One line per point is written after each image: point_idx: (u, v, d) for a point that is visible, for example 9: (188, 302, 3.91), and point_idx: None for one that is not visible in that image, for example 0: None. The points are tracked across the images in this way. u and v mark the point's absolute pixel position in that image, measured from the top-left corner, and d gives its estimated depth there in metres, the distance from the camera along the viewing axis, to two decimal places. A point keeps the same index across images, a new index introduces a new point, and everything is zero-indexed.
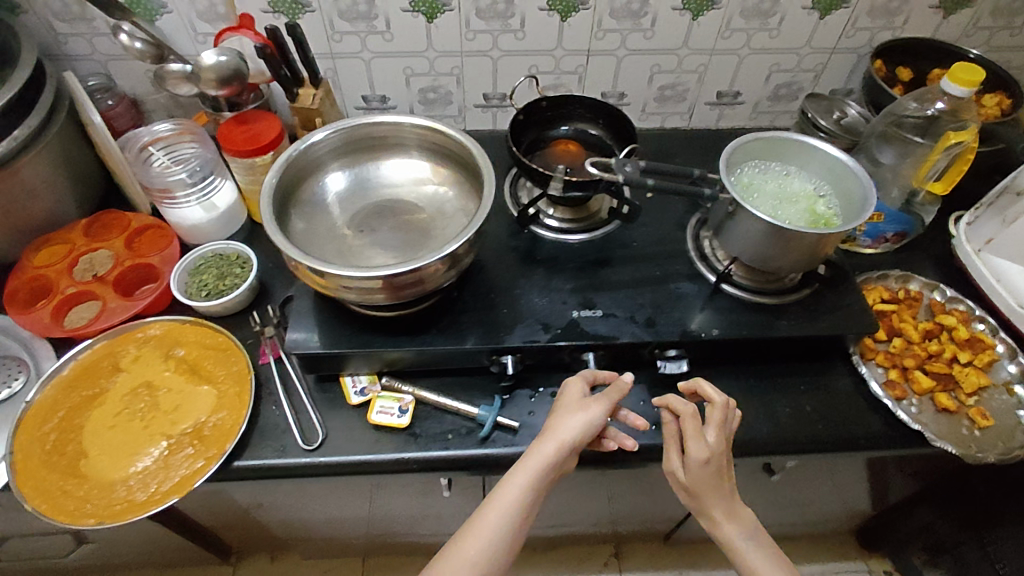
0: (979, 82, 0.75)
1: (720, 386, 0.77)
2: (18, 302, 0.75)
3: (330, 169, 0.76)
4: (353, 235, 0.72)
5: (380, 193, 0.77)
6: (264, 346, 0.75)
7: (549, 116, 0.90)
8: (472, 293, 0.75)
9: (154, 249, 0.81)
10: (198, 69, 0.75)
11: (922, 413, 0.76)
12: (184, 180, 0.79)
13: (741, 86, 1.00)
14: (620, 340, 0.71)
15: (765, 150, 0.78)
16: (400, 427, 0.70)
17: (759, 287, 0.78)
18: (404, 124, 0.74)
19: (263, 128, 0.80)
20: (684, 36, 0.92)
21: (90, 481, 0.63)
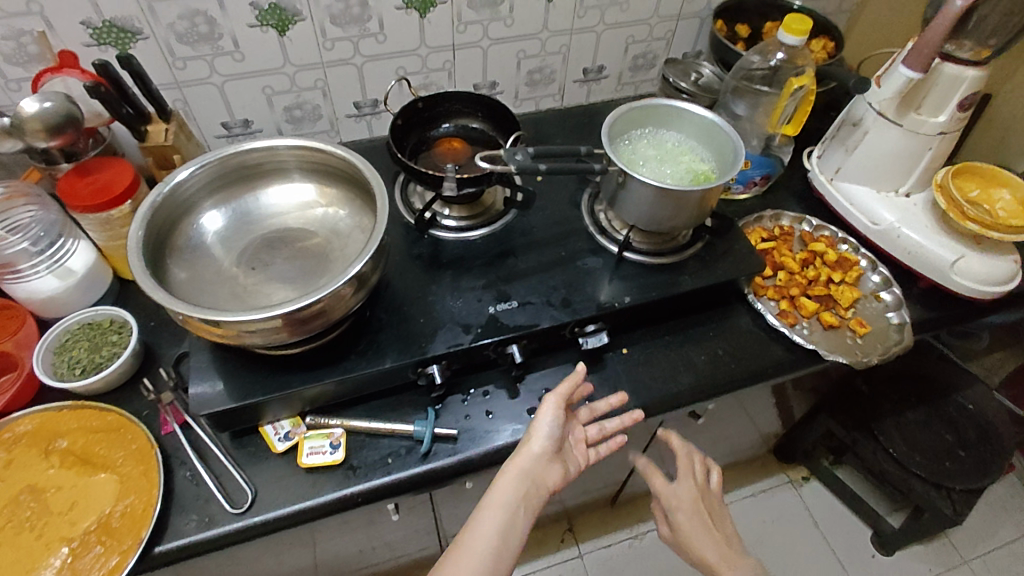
0: (808, 31, 0.81)
1: (639, 350, 0.79)
2: None
3: (203, 208, 0.69)
4: (244, 274, 0.67)
5: (266, 224, 0.71)
6: (165, 414, 0.67)
7: (429, 115, 0.86)
8: (385, 310, 0.72)
9: (4, 334, 0.70)
10: (20, 121, 0.66)
11: (813, 334, 0.83)
12: (27, 249, 0.69)
13: (604, 60, 1.04)
14: (541, 325, 0.71)
15: (641, 117, 0.81)
16: (336, 464, 0.66)
17: (657, 249, 0.80)
18: (277, 146, 0.70)
19: (112, 176, 0.71)
20: (542, 20, 0.93)
21: None
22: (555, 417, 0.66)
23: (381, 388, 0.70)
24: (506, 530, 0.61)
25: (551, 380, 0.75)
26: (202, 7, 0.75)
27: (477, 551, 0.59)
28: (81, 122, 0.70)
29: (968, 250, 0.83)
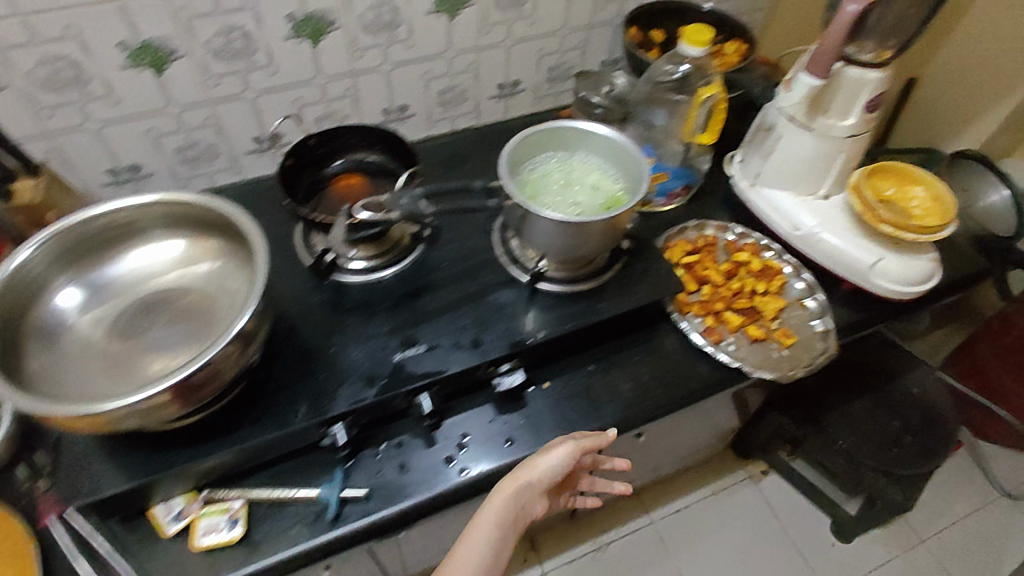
0: (708, 41, 0.82)
1: (562, 381, 0.77)
2: None
3: (59, 284, 0.65)
4: (116, 347, 0.63)
5: (136, 290, 0.68)
6: (43, 505, 0.60)
7: (322, 153, 0.82)
8: (284, 365, 0.68)
9: None
10: None
11: (739, 349, 0.81)
12: None
13: (517, 75, 1.00)
14: (450, 370, 0.67)
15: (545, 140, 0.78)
16: (234, 541, 0.62)
17: (573, 275, 0.78)
18: (133, 205, 0.66)
19: None
20: (446, 38, 0.89)
21: None
22: (566, 458, 0.65)
23: (284, 453, 0.66)
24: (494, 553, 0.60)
25: (470, 426, 0.71)
26: (64, 51, 0.69)
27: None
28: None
29: (886, 251, 0.83)
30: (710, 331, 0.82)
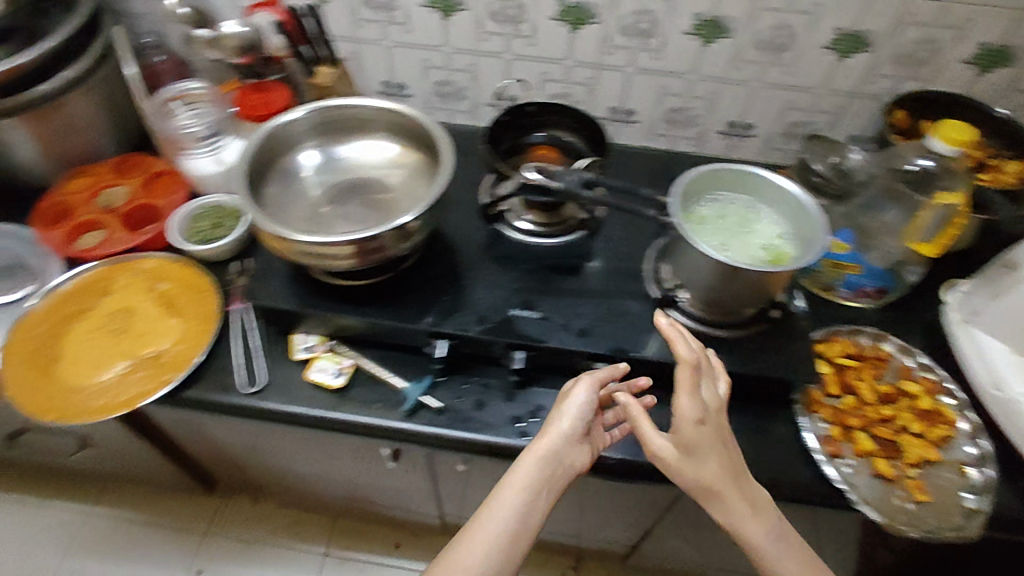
0: (967, 140, 0.77)
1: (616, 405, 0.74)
2: (45, 219, 0.88)
3: (306, 145, 0.84)
4: (327, 206, 0.80)
5: (348, 171, 0.84)
6: (235, 294, 0.82)
7: (530, 122, 0.91)
8: (422, 276, 0.78)
9: (163, 194, 0.91)
10: (220, 37, 0.83)
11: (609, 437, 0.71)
12: (196, 134, 0.87)
13: (634, 105, 1.00)
14: (551, 343, 0.71)
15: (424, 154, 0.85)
16: (333, 387, 0.74)
17: (710, 317, 0.73)
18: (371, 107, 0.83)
19: (273, 97, 0.89)
20: (567, 47, 0.93)
21: (55, 381, 0.75)
22: (586, 396, 0.67)
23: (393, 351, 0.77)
24: (525, 512, 0.62)
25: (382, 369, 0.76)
26: None
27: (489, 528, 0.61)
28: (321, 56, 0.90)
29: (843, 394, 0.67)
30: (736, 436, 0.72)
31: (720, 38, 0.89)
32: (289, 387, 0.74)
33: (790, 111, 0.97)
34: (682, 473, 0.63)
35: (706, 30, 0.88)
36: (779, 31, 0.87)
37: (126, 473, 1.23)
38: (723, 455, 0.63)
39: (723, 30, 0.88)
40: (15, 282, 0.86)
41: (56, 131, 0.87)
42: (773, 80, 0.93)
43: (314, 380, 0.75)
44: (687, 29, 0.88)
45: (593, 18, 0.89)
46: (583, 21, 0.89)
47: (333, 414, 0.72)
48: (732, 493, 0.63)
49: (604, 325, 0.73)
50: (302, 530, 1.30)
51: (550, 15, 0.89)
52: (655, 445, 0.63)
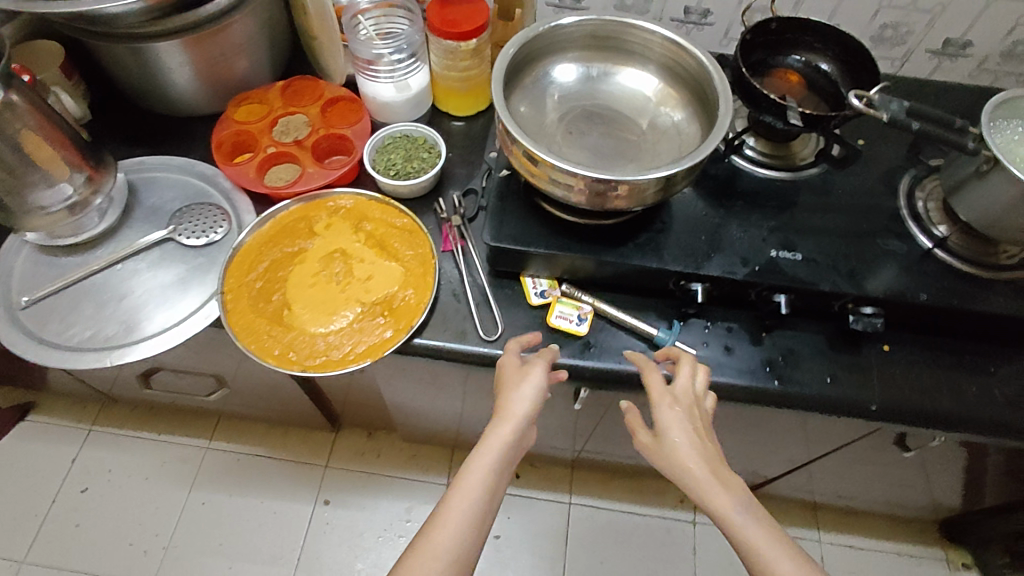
0: None
1: (718, 323, 0.73)
2: (225, 152, 0.80)
3: (558, 61, 0.73)
4: (565, 135, 0.70)
5: (600, 101, 0.73)
6: (448, 234, 0.77)
7: (776, 41, 0.77)
8: (672, 216, 0.72)
9: (346, 122, 0.83)
10: None
11: (718, 363, 0.71)
12: (387, 57, 0.79)
13: (710, 4, 0.91)
14: (820, 287, 0.68)
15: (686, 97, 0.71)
16: (578, 334, 0.72)
17: (980, 257, 0.70)
18: (647, 30, 0.69)
19: (470, 11, 0.79)
20: None
21: (293, 331, 0.69)
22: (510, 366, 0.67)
23: (493, 272, 0.75)
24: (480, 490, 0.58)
25: (460, 292, 0.74)
26: None
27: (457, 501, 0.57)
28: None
29: None
30: (839, 352, 0.72)
31: None
32: (377, 312, 0.71)
33: (884, 9, 0.88)
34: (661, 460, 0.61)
35: None
36: None
37: (192, 395, 1.25)
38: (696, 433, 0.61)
39: None
40: (137, 216, 0.78)
41: (223, 50, 0.80)
42: None
43: (397, 303, 0.71)
44: None
45: None
46: None
47: (414, 339, 0.70)
48: (704, 467, 0.57)
49: (690, 242, 0.70)
50: (376, 445, 1.45)
51: None
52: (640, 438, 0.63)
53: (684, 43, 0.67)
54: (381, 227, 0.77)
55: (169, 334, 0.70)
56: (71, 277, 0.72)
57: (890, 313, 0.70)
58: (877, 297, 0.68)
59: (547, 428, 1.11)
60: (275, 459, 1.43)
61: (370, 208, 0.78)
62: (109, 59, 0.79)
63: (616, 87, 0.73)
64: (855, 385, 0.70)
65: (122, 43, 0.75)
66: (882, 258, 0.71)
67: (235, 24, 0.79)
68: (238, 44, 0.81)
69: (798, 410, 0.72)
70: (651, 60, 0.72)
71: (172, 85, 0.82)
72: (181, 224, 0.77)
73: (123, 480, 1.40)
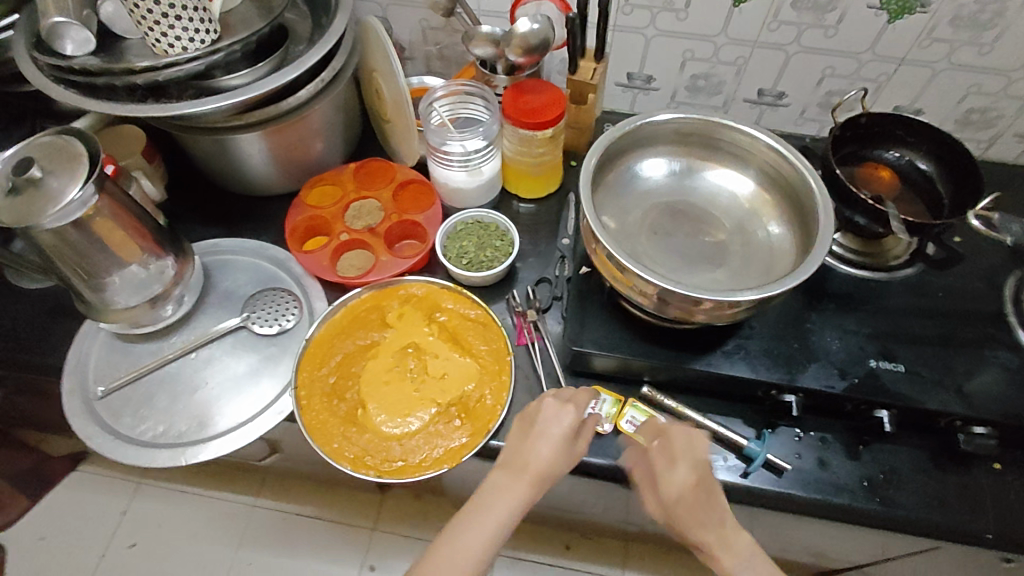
0: None
1: (809, 433, 0.69)
2: (298, 237, 0.80)
3: (640, 156, 0.71)
4: (651, 235, 0.68)
5: (685, 199, 0.71)
6: (524, 328, 0.75)
7: (867, 135, 0.75)
8: (763, 322, 0.69)
9: (418, 207, 0.83)
10: (509, 35, 0.73)
11: (813, 479, 0.67)
12: (460, 147, 0.79)
13: (787, 87, 0.89)
14: (927, 405, 0.64)
15: (779, 201, 0.68)
16: None
17: None
18: (740, 132, 0.67)
19: (547, 101, 0.78)
20: (723, 23, 0.82)
21: (367, 431, 0.68)
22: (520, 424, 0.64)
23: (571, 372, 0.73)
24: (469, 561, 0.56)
25: (536, 391, 0.72)
26: None
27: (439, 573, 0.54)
28: (550, 45, 0.75)
29: None
30: (945, 470, 0.67)
31: (911, 12, 0.77)
32: (452, 414, 0.69)
33: (972, 95, 0.85)
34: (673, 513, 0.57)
35: (895, 4, 0.76)
36: (986, 5, 0.75)
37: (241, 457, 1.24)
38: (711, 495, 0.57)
39: (915, 4, 0.76)
40: (209, 300, 0.78)
41: (301, 137, 0.81)
42: (960, 60, 0.81)
43: (472, 403, 0.70)
44: (874, 2, 0.77)
45: None
46: None
47: (491, 443, 0.68)
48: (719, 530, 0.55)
49: (783, 349, 0.67)
50: (422, 510, 1.42)
51: None
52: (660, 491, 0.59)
53: (780, 148, 0.65)
54: (453, 319, 0.75)
55: (242, 430, 0.69)
56: (146, 366, 0.72)
57: (1006, 431, 0.65)
58: (993, 417, 0.63)
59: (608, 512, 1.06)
60: (319, 520, 1.40)
61: (443, 298, 0.77)
62: (191, 145, 0.80)
63: (703, 186, 0.71)
64: (966, 509, 0.65)
65: (206, 134, 0.76)
66: (993, 370, 0.66)
67: (312, 113, 0.79)
68: (314, 129, 0.82)
69: (898, 531, 0.67)
70: (740, 160, 0.70)
71: (247, 169, 0.83)
72: (254, 311, 0.76)
73: (169, 538, 1.38)
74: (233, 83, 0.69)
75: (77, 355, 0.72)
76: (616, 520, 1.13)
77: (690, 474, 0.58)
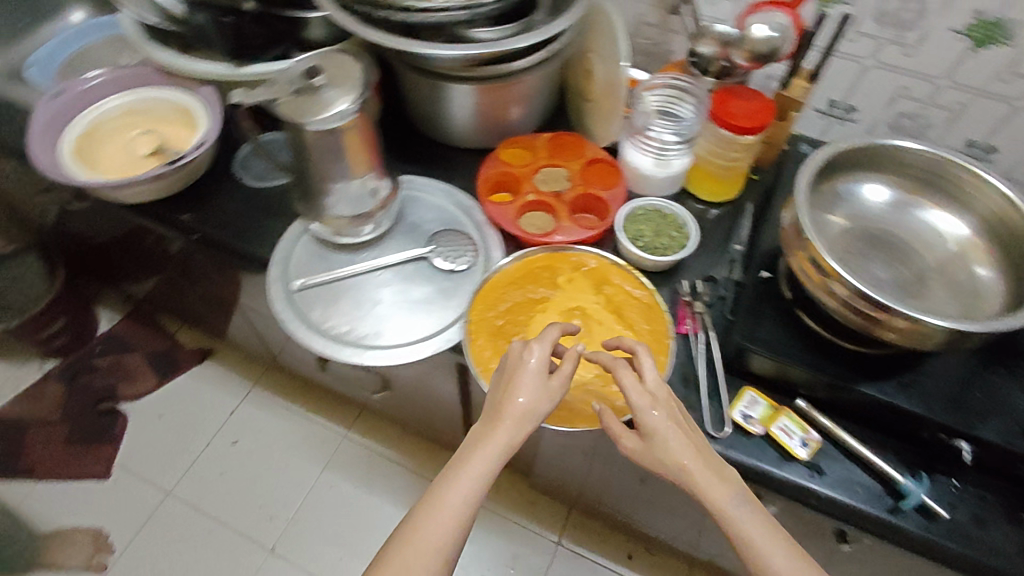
0: None
1: (967, 489, 0.67)
2: (489, 189, 0.86)
3: (853, 178, 0.72)
4: (849, 254, 0.68)
5: (891, 228, 0.70)
6: (688, 317, 0.77)
7: None
8: (945, 366, 0.67)
9: (601, 185, 0.86)
10: (744, 38, 0.76)
11: (966, 534, 0.64)
12: (657, 134, 0.83)
13: (1000, 143, 0.86)
14: None
15: (996, 251, 0.66)
16: (797, 457, 0.68)
17: None
18: (969, 173, 0.66)
19: (758, 109, 0.79)
20: (953, 65, 0.80)
21: None
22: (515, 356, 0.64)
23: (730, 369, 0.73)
24: (454, 512, 0.58)
25: (690, 380, 0.73)
26: None
27: (427, 523, 0.57)
28: (777, 57, 0.76)
29: None
30: None
31: None
32: None
33: None
34: (663, 453, 0.58)
35: None
36: None
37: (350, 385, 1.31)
38: (684, 433, 0.59)
39: None
40: (399, 228, 0.85)
41: (512, 99, 0.86)
42: None
43: None
44: None
45: (1007, 38, 0.75)
46: (993, 39, 0.76)
47: None
48: (696, 462, 0.57)
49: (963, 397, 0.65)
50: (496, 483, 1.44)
51: (953, 25, 0.77)
52: (625, 442, 0.60)
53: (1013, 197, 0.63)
54: (619, 293, 0.78)
55: (415, 348, 0.75)
56: (341, 272, 0.80)
57: None
58: None
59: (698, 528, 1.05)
60: (401, 465, 1.44)
61: (613, 273, 0.80)
62: (411, 87, 0.88)
63: (913, 220, 0.70)
64: None
65: (433, 79, 0.84)
66: None
67: (529, 78, 0.84)
68: (525, 94, 0.87)
69: None
70: (960, 202, 0.69)
71: (453, 119, 0.89)
72: (438, 246, 0.82)
73: (267, 445, 1.45)
74: (482, 37, 0.76)
75: (285, 248, 0.81)
76: (697, 541, 1.11)
77: (669, 423, 0.59)
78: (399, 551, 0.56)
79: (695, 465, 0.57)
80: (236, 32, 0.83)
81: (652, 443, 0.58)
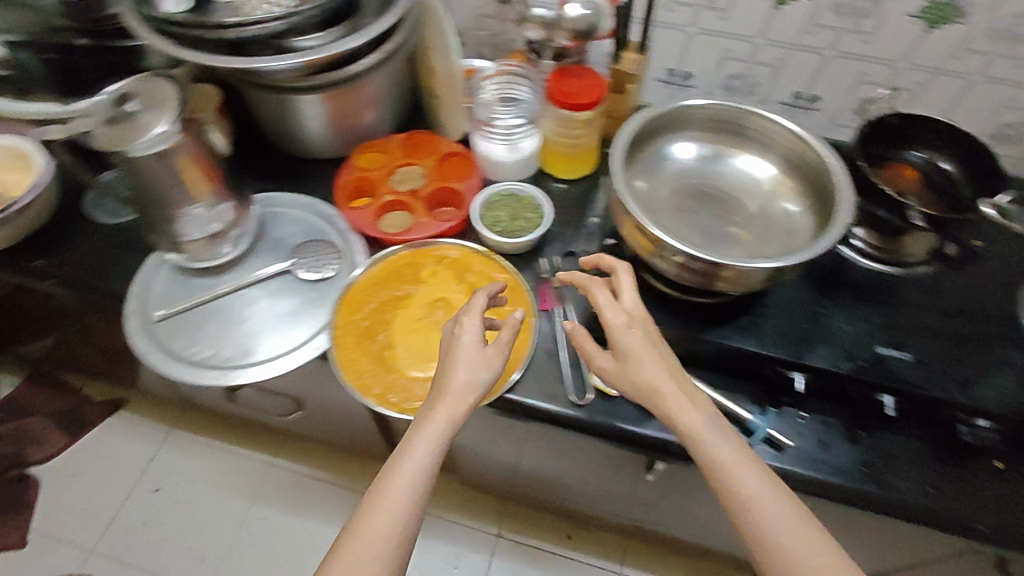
0: None
1: (812, 415, 0.72)
2: (346, 195, 0.86)
3: (675, 138, 0.76)
4: (677, 209, 0.72)
5: (714, 180, 0.74)
6: (548, 294, 0.79)
7: (897, 136, 0.78)
8: (776, 303, 0.72)
9: (458, 177, 0.88)
10: (561, 19, 0.79)
11: (812, 456, 0.69)
12: (503, 120, 0.85)
13: (821, 91, 0.92)
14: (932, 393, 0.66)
15: (805, 189, 0.71)
16: (655, 412, 0.71)
17: None
18: (769, 120, 0.72)
19: (589, 85, 0.82)
20: (762, 23, 0.85)
21: (394, 373, 0.73)
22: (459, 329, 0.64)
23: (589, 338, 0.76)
24: (405, 492, 0.56)
25: (553, 353, 0.76)
26: None
27: (383, 507, 0.55)
28: (597, 34, 0.80)
29: None
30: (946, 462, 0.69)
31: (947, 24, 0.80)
32: None
33: (1005, 110, 0.87)
34: (623, 376, 0.61)
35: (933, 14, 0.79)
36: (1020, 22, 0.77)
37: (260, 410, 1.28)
38: (661, 354, 0.61)
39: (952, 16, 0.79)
40: (259, 246, 0.84)
41: (358, 105, 0.87)
42: (993, 75, 0.83)
43: (494, 358, 0.74)
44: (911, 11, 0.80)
45: None
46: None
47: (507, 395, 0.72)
48: (670, 385, 0.59)
49: (793, 329, 0.70)
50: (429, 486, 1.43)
51: None
52: (598, 363, 0.63)
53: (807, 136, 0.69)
54: (483, 279, 0.80)
55: (280, 362, 0.75)
56: (201, 296, 0.79)
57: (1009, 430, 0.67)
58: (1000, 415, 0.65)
59: (612, 495, 1.07)
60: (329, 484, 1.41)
61: (476, 261, 0.82)
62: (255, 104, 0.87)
63: (732, 170, 0.75)
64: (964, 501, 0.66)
65: (271, 94, 0.83)
66: None
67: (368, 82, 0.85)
68: (372, 98, 0.87)
69: (896, 518, 0.68)
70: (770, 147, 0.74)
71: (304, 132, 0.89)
72: (301, 258, 0.82)
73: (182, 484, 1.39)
74: (305, 45, 0.76)
75: (139, 280, 0.80)
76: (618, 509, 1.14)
77: (649, 347, 0.61)
78: (357, 545, 0.53)
79: (668, 387, 0.59)
80: (66, 68, 0.84)
81: (628, 363, 0.61)
